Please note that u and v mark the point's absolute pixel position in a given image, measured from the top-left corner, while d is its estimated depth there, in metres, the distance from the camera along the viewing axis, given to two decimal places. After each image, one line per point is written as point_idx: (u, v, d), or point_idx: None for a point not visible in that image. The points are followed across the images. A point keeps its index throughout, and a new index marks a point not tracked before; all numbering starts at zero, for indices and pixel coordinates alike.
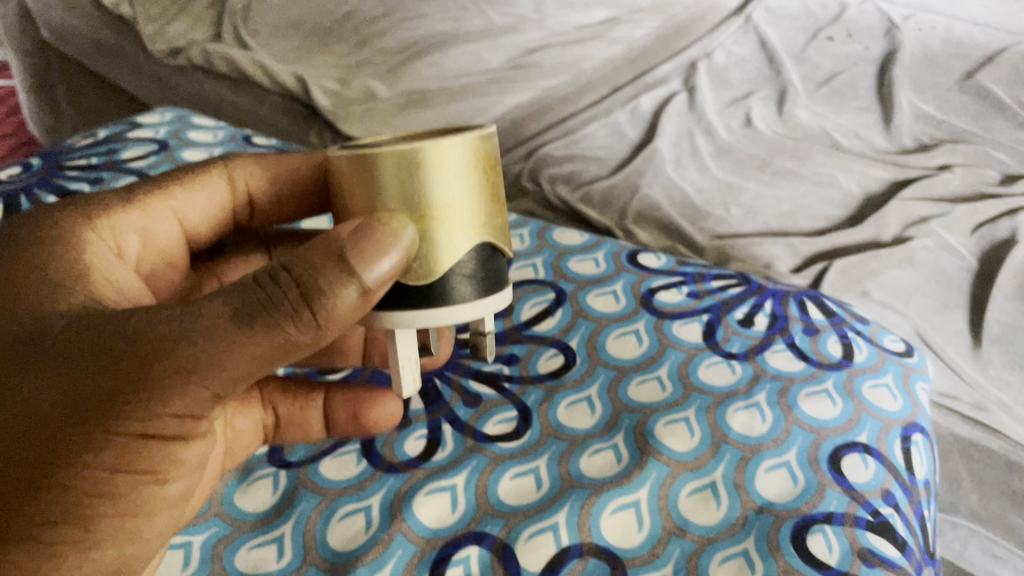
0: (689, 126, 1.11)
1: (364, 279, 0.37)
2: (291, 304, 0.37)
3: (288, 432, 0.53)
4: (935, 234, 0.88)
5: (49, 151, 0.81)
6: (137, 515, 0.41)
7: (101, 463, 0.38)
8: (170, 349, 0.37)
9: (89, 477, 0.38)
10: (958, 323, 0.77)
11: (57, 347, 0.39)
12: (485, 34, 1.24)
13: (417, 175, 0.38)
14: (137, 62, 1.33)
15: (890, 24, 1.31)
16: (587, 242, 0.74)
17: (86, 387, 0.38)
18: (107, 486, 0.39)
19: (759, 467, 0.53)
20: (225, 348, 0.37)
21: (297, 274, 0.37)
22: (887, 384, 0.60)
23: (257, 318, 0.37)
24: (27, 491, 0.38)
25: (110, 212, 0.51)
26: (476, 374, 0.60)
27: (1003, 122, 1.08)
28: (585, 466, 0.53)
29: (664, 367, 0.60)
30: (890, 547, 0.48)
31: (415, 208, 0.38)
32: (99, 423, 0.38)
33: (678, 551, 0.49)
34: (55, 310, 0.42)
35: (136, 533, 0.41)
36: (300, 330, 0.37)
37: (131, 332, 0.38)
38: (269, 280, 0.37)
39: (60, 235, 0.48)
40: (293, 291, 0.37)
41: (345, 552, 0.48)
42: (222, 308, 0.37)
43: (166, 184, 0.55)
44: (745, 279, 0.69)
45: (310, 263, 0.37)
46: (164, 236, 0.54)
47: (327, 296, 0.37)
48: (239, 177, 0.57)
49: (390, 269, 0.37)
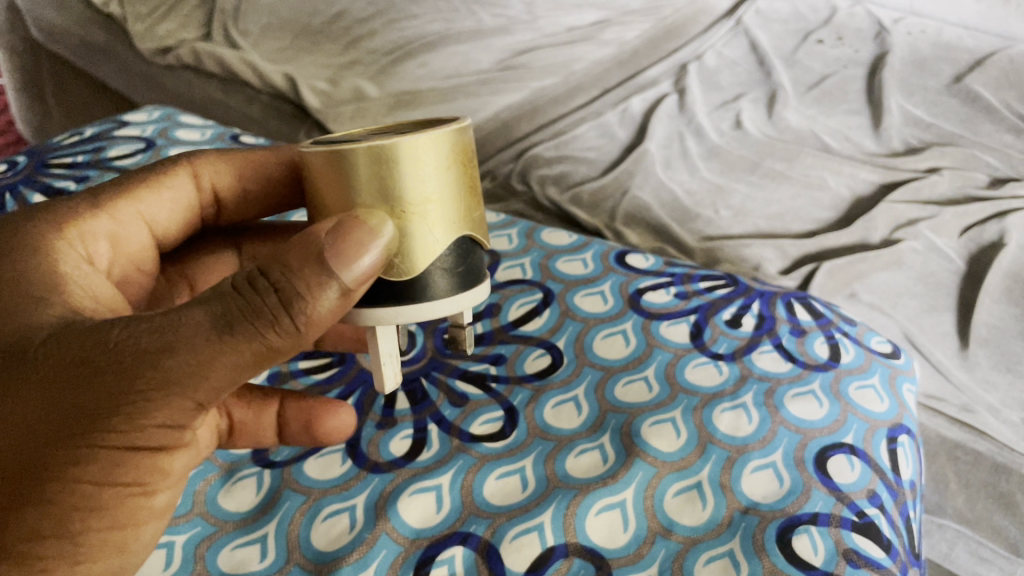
0: (679, 128, 1.11)
1: (343, 278, 0.37)
2: (271, 312, 0.36)
3: (241, 440, 0.50)
4: (923, 237, 0.89)
5: (34, 148, 0.80)
6: (125, 526, 0.40)
7: (88, 475, 0.38)
8: (152, 361, 0.37)
9: (77, 490, 0.38)
10: (945, 326, 0.78)
11: (38, 359, 0.39)
12: (477, 35, 1.23)
13: (393, 169, 0.37)
14: (127, 61, 1.33)
15: (880, 28, 1.32)
16: (575, 242, 0.74)
17: (69, 399, 0.37)
18: (93, 500, 0.39)
19: (745, 468, 0.53)
20: (208, 359, 0.37)
21: (274, 279, 0.37)
22: (873, 385, 0.60)
23: (239, 327, 0.37)
24: (14, 507, 0.38)
25: (78, 218, 0.50)
26: (463, 373, 0.60)
27: (992, 125, 1.09)
28: (571, 467, 0.53)
29: (651, 367, 0.60)
30: (875, 548, 0.49)
31: (395, 203, 0.38)
32: (85, 435, 0.37)
33: (663, 552, 0.48)
34: (34, 321, 0.41)
35: (124, 544, 0.41)
36: (281, 338, 0.37)
37: (112, 343, 0.37)
38: (248, 285, 0.37)
39: (30, 245, 0.46)
40: (272, 297, 0.37)
41: (328, 552, 0.48)
42: (204, 316, 0.37)
43: (133, 186, 0.54)
44: (732, 280, 0.69)
45: (287, 266, 0.37)
46: (133, 240, 0.53)
47: (307, 300, 0.37)
48: (204, 175, 0.56)
49: (368, 267, 0.36)
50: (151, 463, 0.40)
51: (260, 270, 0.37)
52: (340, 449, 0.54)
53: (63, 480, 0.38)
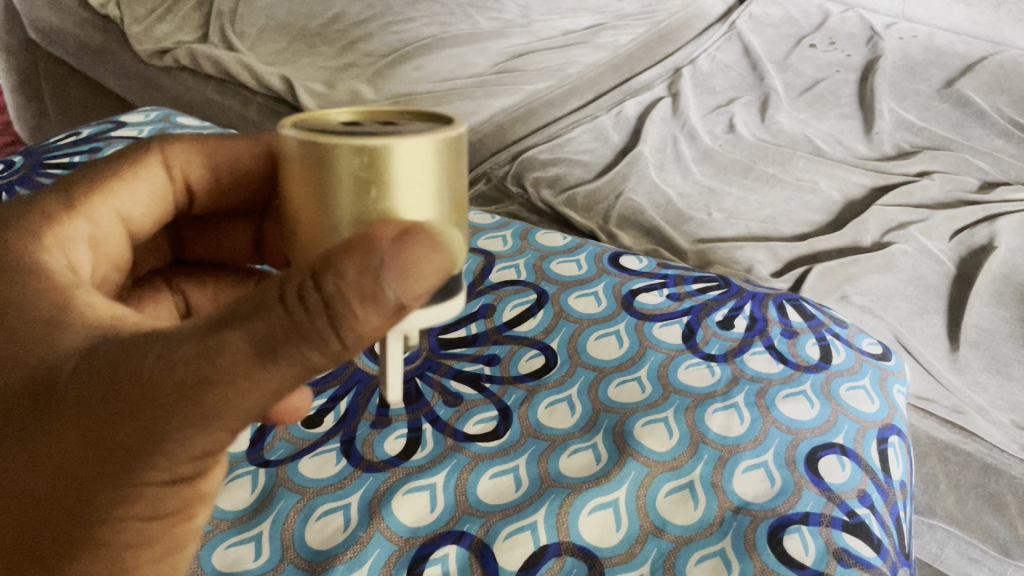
0: (673, 132, 1.12)
1: (402, 296, 0.32)
2: (319, 333, 0.32)
3: None
4: (914, 239, 0.89)
5: (31, 148, 0.80)
6: (170, 551, 0.40)
7: (134, 513, 0.36)
8: (191, 395, 0.33)
9: (125, 528, 0.37)
10: (936, 328, 0.78)
11: (71, 395, 0.35)
12: (472, 39, 1.25)
13: (385, 179, 0.32)
14: (123, 62, 1.33)
15: (872, 33, 1.33)
16: (568, 244, 0.74)
17: (105, 439, 0.34)
18: (141, 536, 0.38)
19: (736, 467, 0.53)
20: (251, 388, 0.33)
21: (326, 290, 0.32)
22: (864, 386, 0.61)
23: (282, 353, 0.33)
24: (66, 550, 0.36)
25: (55, 225, 0.44)
26: (457, 373, 0.60)
27: (983, 130, 1.10)
28: (564, 466, 0.53)
29: (644, 368, 0.60)
30: (865, 547, 0.49)
31: (441, 209, 0.34)
32: (126, 476, 0.35)
33: (655, 551, 0.49)
34: (61, 348, 0.37)
35: (172, 568, 0.40)
36: (326, 356, 0.33)
37: (144, 376, 0.33)
38: (296, 297, 0.32)
39: (25, 267, 0.40)
40: (321, 314, 0.32)
41: (322, 551, 0.48)
42: (244, 338, 0.33)
43: (107, 179, 0.49)
44: (725, 282, 0.70)
45: (336, 278, 0.32)
46: (113, 241, 0.48)
47: (358, 317, 0.32)
48: (176, 163, 0.52)
49: (430, 281, 0.33)
50: (191, 490, 0.38)
51: (311, 276, 0.32)
52: (335, 449, 0.54)
53: (109, 517, 0.36)
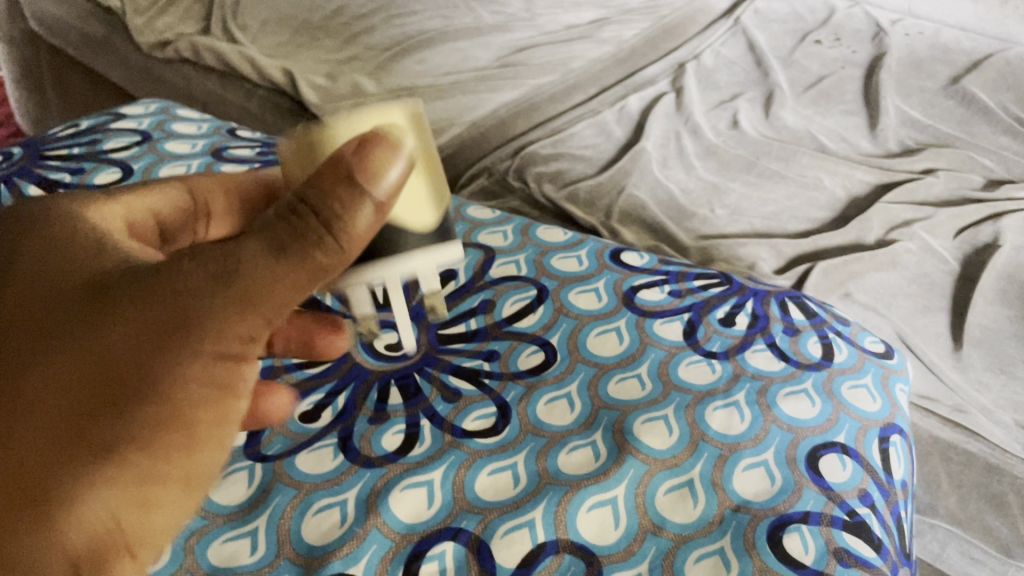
0: (676, 127, 1.11)
1: (376, 193, 0.35)
2: (315, 233, 0.35)
3: None
4: (918, 237, 0.89)
5: (30, 139, 0.80)
6: (222, 441, 0.36)
7: (190, 377, 0.34)
8: (225, 275, 0.34)
9: (186, 388, 0.34)
10: (939, 326, 0.78)
11: (122, 281, 0.36)
12: (475, 32, 1.24)
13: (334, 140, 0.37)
14: (125, 54, 1.32)
15: (878, 29, 1.33)
16: (570, 239, 0.72)
17: (155, 302, 0.34)
18: (197, 406, 0.34)
19: (736, 466, 0.53)
20: (276, 275, 0.35)
21: (312, 203, 0.35)
22: (866, 385, 0.60)
23: (291, 253, 0.35)
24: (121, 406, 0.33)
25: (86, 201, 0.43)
26: (456, 369, 0.60)
27: (988, 127, 1.09)
28: (563, 463, 0.53)
29: (645, 365, 0.60)
30: (866, 547, 0.49)
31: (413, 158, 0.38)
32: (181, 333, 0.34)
33: (654, 549, 0.49)
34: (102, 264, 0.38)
35: (216, 466, 0.36)
36: (330, 258, 0.35)
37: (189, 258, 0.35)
38: (291, 208, 0.35)
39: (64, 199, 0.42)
40: (313, 220, 0.35)
41: (319, 547, 0.48)
42: (260, 241, 0.35)
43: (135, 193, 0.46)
44: (727, 279, 0.70)
45: (319, 185, 0.34)
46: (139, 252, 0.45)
47: (346, 217, 0.35)
48: (200, 191, 0.50)
49: (396, 181, 0.35)
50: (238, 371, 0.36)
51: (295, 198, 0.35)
52: (332, 444, 0.54)
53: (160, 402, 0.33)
